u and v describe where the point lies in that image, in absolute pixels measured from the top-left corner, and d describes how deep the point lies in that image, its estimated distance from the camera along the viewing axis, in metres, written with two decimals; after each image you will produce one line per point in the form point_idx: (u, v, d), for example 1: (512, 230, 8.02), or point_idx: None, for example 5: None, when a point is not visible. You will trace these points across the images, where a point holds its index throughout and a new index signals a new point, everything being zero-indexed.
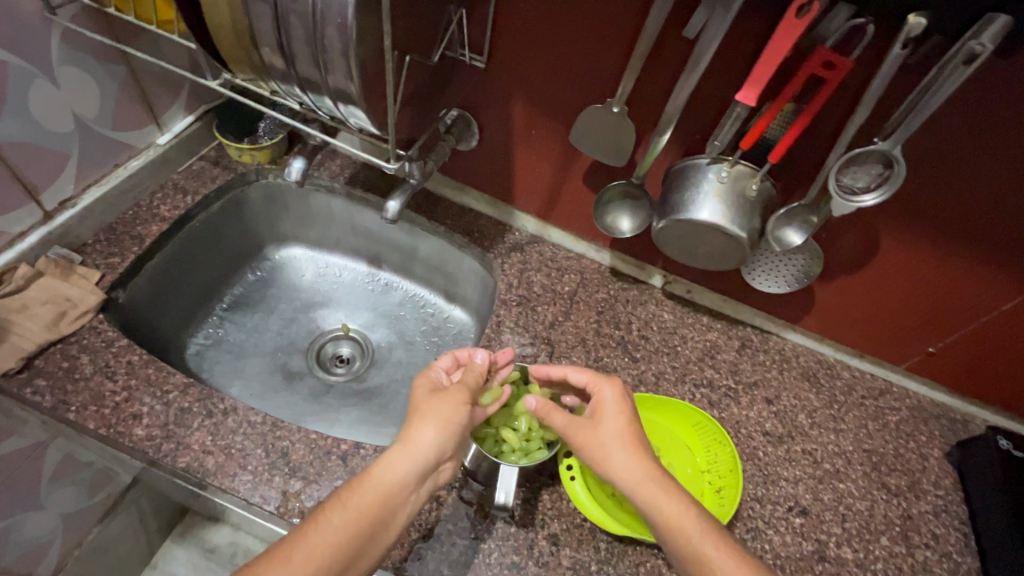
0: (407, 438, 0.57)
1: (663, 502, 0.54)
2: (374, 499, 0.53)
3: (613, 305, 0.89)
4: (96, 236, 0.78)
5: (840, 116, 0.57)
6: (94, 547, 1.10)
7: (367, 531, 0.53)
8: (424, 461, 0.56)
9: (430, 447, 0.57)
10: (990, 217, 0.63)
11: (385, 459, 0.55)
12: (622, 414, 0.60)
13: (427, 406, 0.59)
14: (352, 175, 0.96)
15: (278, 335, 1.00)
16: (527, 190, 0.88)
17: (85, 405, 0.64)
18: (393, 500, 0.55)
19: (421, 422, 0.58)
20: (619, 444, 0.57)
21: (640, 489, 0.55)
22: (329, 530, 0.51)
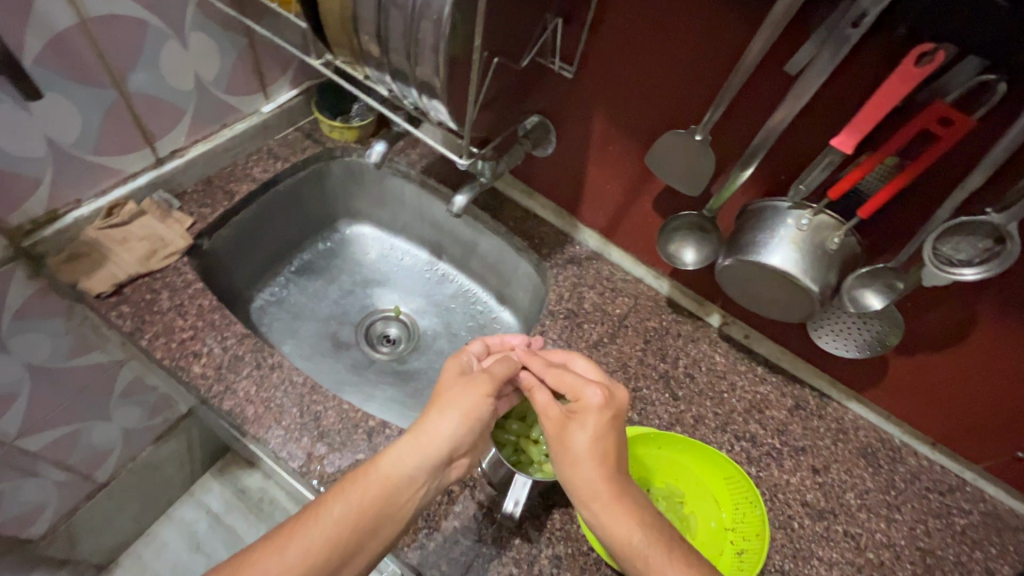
0: (420, 431, 0.57)
1: (610, 523, 0.53)
2: (379, 489, 0.54)
3: (662, 336, 0.86)
4: (195, 186, 0.85)
5: (949, 178, 0.52)
6: (144, 465, 1.18)
7: (374, 521, 0.54)
8: (434, 455, 0.57)
9: (444, 441, 0.57)
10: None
11: (396, 450, 0.56)
12: (599, 425, 0.55)
13: (450, 397, 0.59)
14: (429, 165, 0.99)
15: (335, 305, 1.05)
16: (596, 205, 0.87)
17: (156, 336, 0.70)
18: (400, 491, 0.55)
19: (436, 416, 0.58)
20: (583, 456, 0.54)
21: (581, 503, 0.54)
22: (337, 515, 0.53)
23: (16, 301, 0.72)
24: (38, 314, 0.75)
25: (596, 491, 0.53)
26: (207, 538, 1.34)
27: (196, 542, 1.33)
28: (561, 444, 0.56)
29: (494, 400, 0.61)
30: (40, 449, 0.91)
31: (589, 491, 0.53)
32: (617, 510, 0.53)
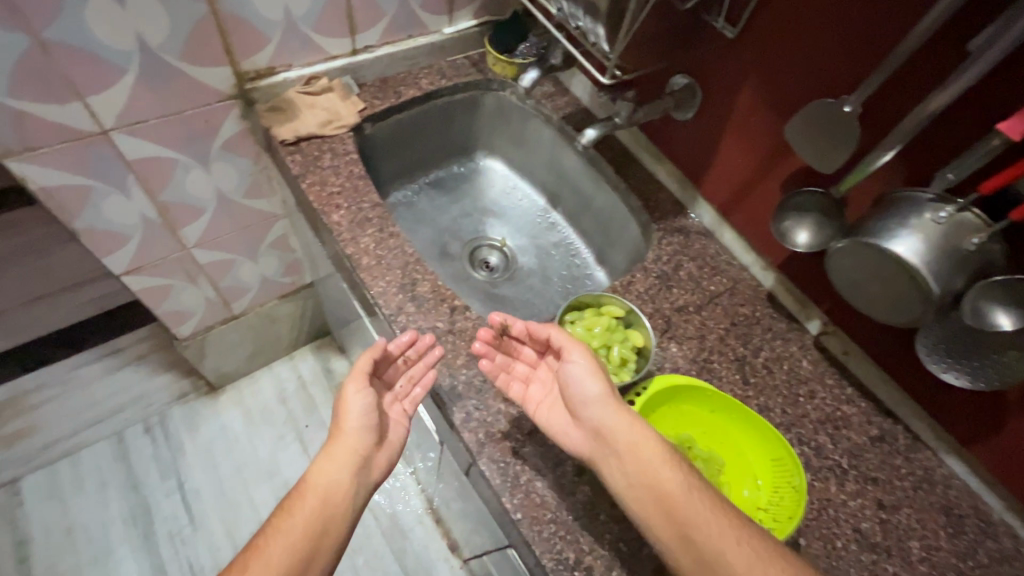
0: (334, 442, 0.67)
1: (640, 443, 0.58)
2: (315, 500, 0.63)
3: (751, 324, 0.83)
4: (374, 81, 1.00)
5: None
6: (265, 316, 1.38)
7: (319, 530, 0.62)
8: (354, 454, 0.67)
9: (362, 437, 0.68)
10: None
11: (316, 466, 0.65)
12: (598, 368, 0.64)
13: (345, 404, 0.68)
14: (571, 114, 1.05)
15: (452, 220, 1.16)
16: (720, 180, 0.86)
17: (313, 183, 0.84)
18: (332, 498, 0.64)
19: (345, 427, 0.67)
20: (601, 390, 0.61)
21: (618, 432, 0.59)
22: (285, 535, 0.60)
23: (226, 131, 0.90)
24: (236, 147, 0.94)
25: (625, 437, 0.59)
26: (291, 396, 1.55)
27: (283, 397, 1.55)
28: (576, 389, 0.62)
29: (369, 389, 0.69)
30: (204, 264, 1.12)
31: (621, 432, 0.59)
32: (650, 443, 0.59)
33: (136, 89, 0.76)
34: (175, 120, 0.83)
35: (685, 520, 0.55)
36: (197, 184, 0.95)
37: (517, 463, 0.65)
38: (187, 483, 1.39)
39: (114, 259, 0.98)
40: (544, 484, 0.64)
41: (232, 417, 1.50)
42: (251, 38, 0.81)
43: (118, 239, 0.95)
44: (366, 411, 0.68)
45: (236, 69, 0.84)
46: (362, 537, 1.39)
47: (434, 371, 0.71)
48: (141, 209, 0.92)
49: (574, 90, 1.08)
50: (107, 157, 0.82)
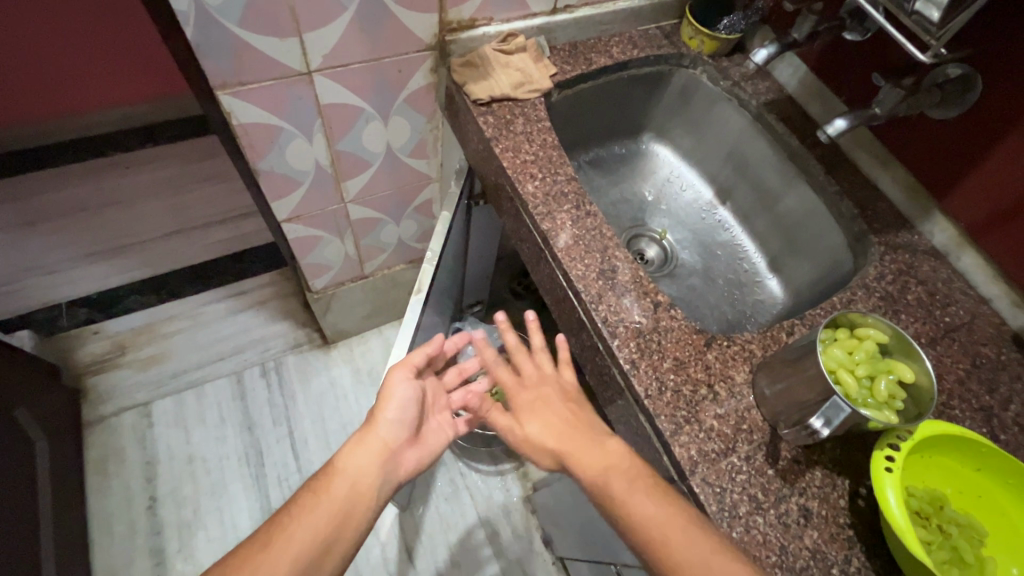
0: (366, 431, 0.70)
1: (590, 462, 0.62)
2: (343, 485, 0.66)
3: (997, 370, 0.70)
4: (564, 45, 0.92)
5: None
6: (390, 279, 1.37)
7: (344, 509, 0.64)
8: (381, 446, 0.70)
9: (393, 428, 0.72)
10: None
11: (345, 450, 0.68)
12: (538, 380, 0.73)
13: (386, 394, 0.73)
14: (773, 101, 0.94)
15: (609, 204, 1.07)
16: (979, 192, 0.74)
17: (506, 148, 0.78)
18: (357, 488, 0.66)
19: (382, 413, 0.72)
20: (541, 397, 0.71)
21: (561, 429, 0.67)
22: (312, 512, 0.62)
23: (413, 84, 0.86)
24: (417, 102, 0.90)
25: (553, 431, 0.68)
26: None
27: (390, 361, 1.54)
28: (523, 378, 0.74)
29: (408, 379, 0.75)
30: (354, 219, 1.10)
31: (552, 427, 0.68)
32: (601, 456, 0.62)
33: (350, 28, 0.72)
34: (373, 68, 0.80)
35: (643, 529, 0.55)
36: (372, 137, 0.92)
37: (735, 491, 0.57)
38: (296, 432, 1.41)
39: (282, 204, 0.97)
40: (765, 521, 0.56)
41: (341, 373, 1.51)
42: None
43: (290, 184, 0.94)
44: (400, 399, 0.73)
45: (443, 18, 0.78)
46: (455, 513, 1.38)
47: (638, 372, 0.63)
48: (317, 156, 0.91)
49: (777, 75, 0.96)
50: (303, 99, 0.79)
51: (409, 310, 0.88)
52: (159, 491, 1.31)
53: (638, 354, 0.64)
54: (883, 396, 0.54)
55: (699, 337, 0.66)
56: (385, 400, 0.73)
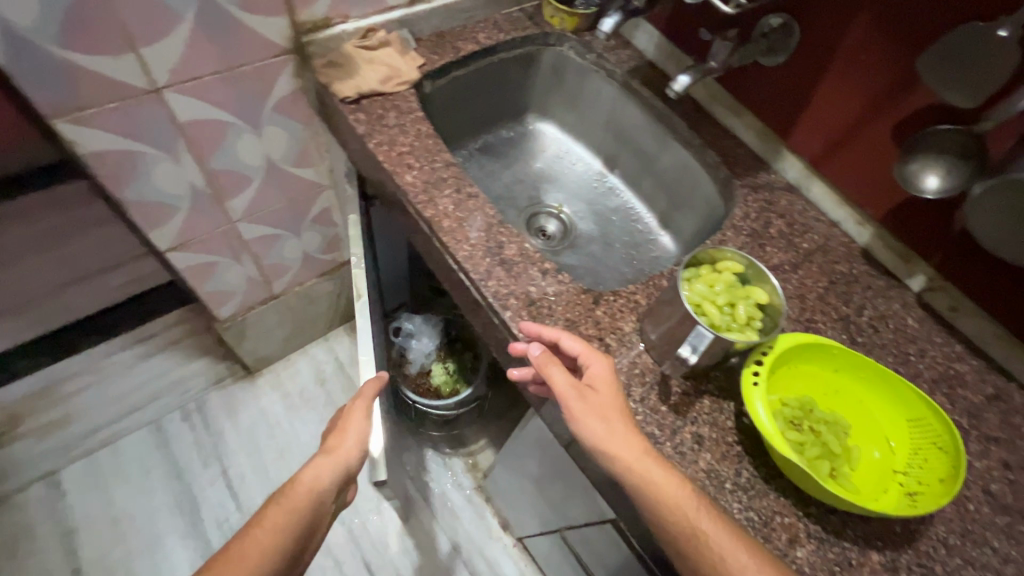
0: (330, 451, 0.71)
1: (663, 485, 0.54)
2: (305, 499, 0.67)
3: (850, 283, 0.79)
4: (430, 36, 0.93)
5: None
6: (305, 294, 1.33)
7: (304, 524, 0.66)
8: (343, 463, 0.71)
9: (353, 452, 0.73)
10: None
11: (315, 468, 0.69)
12: (611, 391, 0.59)
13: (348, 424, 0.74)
14: (636, 68, 0.99)
15: (505, 187, 1.10)
16: (814, 130, 0.81)
17: (382, 143, 0.78)
18: (321, 501, 0.68)
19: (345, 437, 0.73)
20: (612, 412, 0.58)
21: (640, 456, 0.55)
22: (274, 522, 0.64)
23: (280, 91, 0.84)
24: (288, 109, 0.88)
25: (635, 450, 0.56)
26: (330, 378, 1.51)
27: (321, 378, 1.51)
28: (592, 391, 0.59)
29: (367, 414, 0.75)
30: (248, 239, 1.06)
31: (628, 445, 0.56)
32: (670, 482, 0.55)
33: (190, 40, 0.69)
34: (230, 78, 0.77)
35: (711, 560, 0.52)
36: (247, 151, 0.89)
37: None
38: (231, 469, 1.35)
39: (161, 233, 0.92)
40: (664, 453, 0.60)
41: (270, 400, 1.46)
42: None
43: (166, 211, 0.89)
44: (364, 421, 0.75)
45: (294, 20, 0.77)
46: (411, 517, 1.37)
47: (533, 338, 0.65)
48: (191, 177, 0.87)
49: (638, 43, 1.01)
50: (159, 119, 0.76)
51: (360, 316, 0.86)
52: (84, 562, 1.21)
53: (532, 321, 0.66)
54: (745, 313, 0.59)
55: (587, 296, 0.70)
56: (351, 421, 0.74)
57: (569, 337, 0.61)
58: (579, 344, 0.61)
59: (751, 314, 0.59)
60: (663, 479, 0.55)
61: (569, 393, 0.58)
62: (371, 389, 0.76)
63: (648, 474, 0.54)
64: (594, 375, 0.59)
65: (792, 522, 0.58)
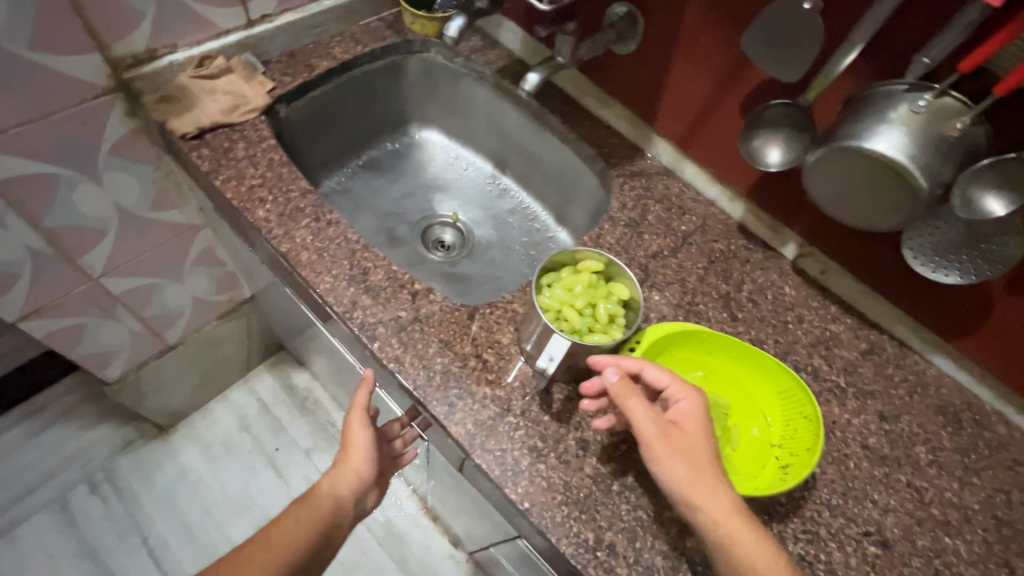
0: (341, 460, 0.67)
1: (750, 547, 0.48)
2: (319, 511, 0.64)
3: (728, 260, 0.79)
4: (279, 57, 0.88)
5: None
6: (207, 339, 1.25)
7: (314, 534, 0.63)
8: (350, 472, 0.67)
9: (362, 460, 0.68)
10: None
11: (326, 477, 0.66)
12: (703, 433, 0.52)
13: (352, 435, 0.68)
14: (505, 67, 0.97)
15: (394, 203, 1.07)
16: (674, 113, 0.81)
17: (229, 178, 0.73)
18: (338, 512, 0.65)
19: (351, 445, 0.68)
20: (704, 459, 0.50)
21: (731, 515, 0.48)
22: (281, 537, 0.61)
23: (112, 134, 0.77)
24: (129, 151, 0.81)
25: (728, 505, 0.49)
26: (254, 422, 1.42)
27: (245, 424, 1.42)
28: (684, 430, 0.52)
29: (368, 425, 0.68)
30: (118, 294, 0.98)
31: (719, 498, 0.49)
32: (760, 546, 0.48)
33: None
34: (43, 128, 0.70)
35: None
36: (89, 202, 0.81)
37: (514, 448, 0.59)
38: (152, 536, 1.26)
39: (6, 303, 0.84)
40: (548, 465, 0.59)
41: (189, 456, 1.36)
42: (117, 13, 0.68)
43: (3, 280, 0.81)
44: (366, 431, 0.68)
45: (109, 56, 0.71)
46: (357, 552, 1.32)
47: (404, 366, 0.62)
48: (25, 240, 0.79)
49: (504, 41, 0.99)
50: None
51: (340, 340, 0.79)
52: None
53: (402, 348, 0.63)
54: (608, 312, 0.58)
55: (461, 312, 0.67)
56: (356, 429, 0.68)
57: (653, 368, 0.54)
58: (666, 375, 0.54)
59: (614, 312, 0.59)
60: (753, 542, 0.48)
61: (653, 430, 0.50)
62: (362, 395, 0.67)
63: (733, 535, 0.48)
64: (686, 412, 0.52)
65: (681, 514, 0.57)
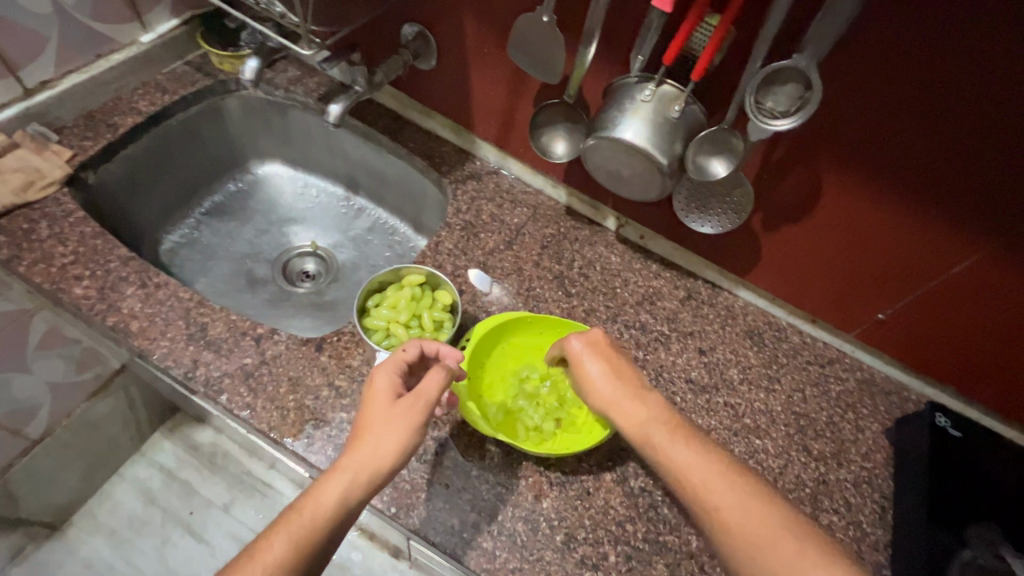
0: (356, 450, 0.52)
1: (672, 450, 0.53)
2: (319, 525, 0.49)
3: (559, 241, 0.87)
4: (76, 120, 0.85)
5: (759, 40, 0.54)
6: (81, 420, 1.18)
7: (307, 552, 0.48)
8: (369, 476, 0.51)
9: (384, 461, 0.52)
10: (957, 144, 0.57)
11: (332, 480, 0.50)
12: (598, 369, 0.59)
13: (379, 425, 0.53)
14: (327, 92, 0.97)
15: (249, 244, 1.03)
16: (487, 117, 0.86)
17: (36, 262, 0.70)
18: (338, 528, 0.50)
19: (372, 436, 0.52)
20: (604, 388, 0.58)
21: (636, 426, 0.55)
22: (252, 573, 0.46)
23: None
24: None
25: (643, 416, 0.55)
26: (160, 492, 1.33)
27: (149, 496, 1.33)
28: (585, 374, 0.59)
29: (425, 417, 0.54)
30: None
31: (630, 414, 0.56)
32: (681, 445, 0.53)
33: None
34: None
35: (721, 518, 0.49)
36: None
37: None
38: None
39: None
40: (410, 470, 0.64)
41: (92, 545, 1.27)
42: None
43: None
44: (413, 435, 0.53)
45: None
46: None
47: (257, 412, 0.64)
48: None
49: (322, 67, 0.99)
50: None
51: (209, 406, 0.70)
52: None
53: (252, 394, 0.65)
54: (433, 321, 0.67)
55: (309, 346, 0.69)
56: (394, 418, 0.53)
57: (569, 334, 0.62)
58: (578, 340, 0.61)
59: (439, 319, 0.67)
60: (678, 448, 0.53)
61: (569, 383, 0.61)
62: (431, 383, 0.55)
63: (654, 442, 0.54)
64: (580, 353, 0.60)
65: (535, 479, 0.65)
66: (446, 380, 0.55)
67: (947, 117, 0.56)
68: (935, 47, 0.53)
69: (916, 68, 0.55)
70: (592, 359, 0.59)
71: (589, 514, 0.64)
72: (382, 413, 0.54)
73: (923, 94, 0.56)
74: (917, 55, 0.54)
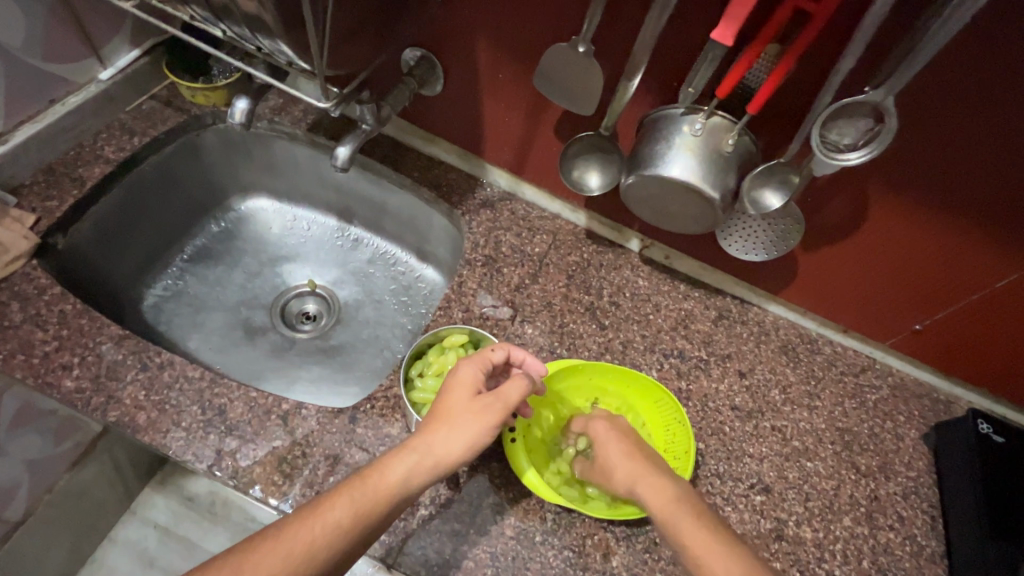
0: (430, 433, 0.54)
1: (681, 522, 0.52)
2: (381, 501, 0.50)
3: (585, 269, 0.83)
4: (35, 177, 0.76)
5: (818, 68, 0.51)
6: (65, 492, 1.08)
7: (363, 523, 0.49)
8: (434, 463, 0.53)
9: (452, 451, 0.53)
10: (1020, 168, 0.56)
11: (400, 457, 0.52)
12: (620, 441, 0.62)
13: (457, 415, 0.55)
14: (316, 122, 0.88)
15: (241, 289, 0.93)
16: (499, 144, 0.81)
17: (13, 354, 0.62)
18: (395, 507, 0.51)
19: (448, 422, 0.54)
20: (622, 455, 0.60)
21: (650, 491, 0.56)
22: (309, 531, 0.47)
23: None
24: None
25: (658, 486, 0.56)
26: (158, 554, 1.24)
27: (147, 560, 1.23)
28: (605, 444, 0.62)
29: (501, 418, 0.55)
30: None
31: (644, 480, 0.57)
32: (692, 517, 0.53)
33: None
34: None
35: None
36: None
37: (435, 538, 0.60)
38: None
39: None
40: (471, 543, 0.60)
41: None
42: None
43: None
44: (485, 432, 0.54)
45: None
46: None
47: (295, 501, 0.58)
48: None
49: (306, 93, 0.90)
50: None
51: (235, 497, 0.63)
52: None
53: (287, 482, 0.59)
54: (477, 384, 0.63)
55: (342, 418, 0.63)
56: (471, 411, 0.55)
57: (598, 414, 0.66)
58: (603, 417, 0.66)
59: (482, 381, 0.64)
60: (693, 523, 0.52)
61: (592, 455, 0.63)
62: (512, 387, 0.57)
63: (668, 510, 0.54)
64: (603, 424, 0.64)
65: (601, 536, 0.62)
66: (526, 389, 0.57)
67: (1006, 140, 0.55)
68: (1010, 72, 0.51)
69: (976, 93, 0.53)
70: (612, 441, 0.62)
71: (660, 566, 0.61)
72: (459, 405, 0.56)
73: (983, 117, 0.54)
74: (978, 80, 0.52)
